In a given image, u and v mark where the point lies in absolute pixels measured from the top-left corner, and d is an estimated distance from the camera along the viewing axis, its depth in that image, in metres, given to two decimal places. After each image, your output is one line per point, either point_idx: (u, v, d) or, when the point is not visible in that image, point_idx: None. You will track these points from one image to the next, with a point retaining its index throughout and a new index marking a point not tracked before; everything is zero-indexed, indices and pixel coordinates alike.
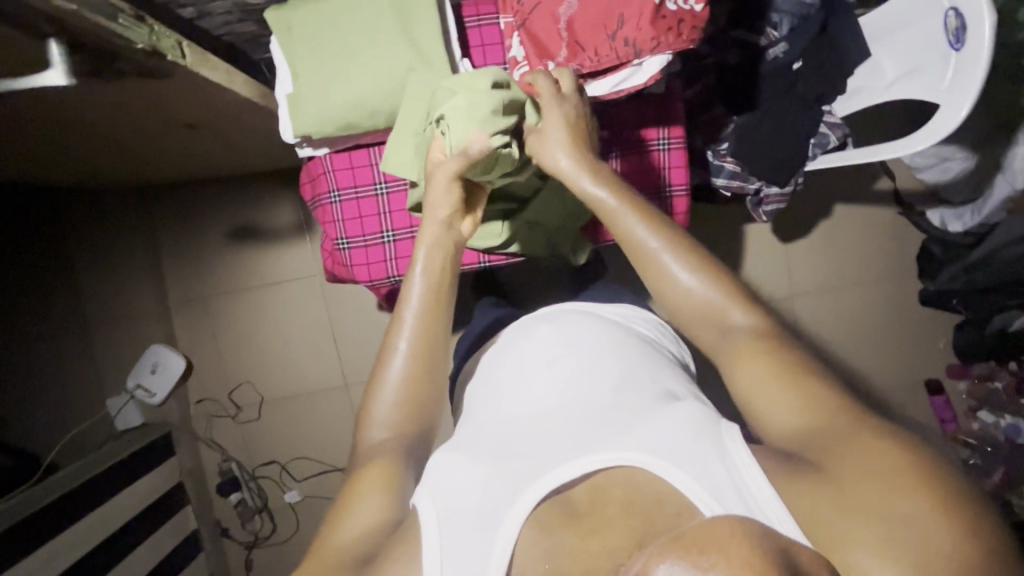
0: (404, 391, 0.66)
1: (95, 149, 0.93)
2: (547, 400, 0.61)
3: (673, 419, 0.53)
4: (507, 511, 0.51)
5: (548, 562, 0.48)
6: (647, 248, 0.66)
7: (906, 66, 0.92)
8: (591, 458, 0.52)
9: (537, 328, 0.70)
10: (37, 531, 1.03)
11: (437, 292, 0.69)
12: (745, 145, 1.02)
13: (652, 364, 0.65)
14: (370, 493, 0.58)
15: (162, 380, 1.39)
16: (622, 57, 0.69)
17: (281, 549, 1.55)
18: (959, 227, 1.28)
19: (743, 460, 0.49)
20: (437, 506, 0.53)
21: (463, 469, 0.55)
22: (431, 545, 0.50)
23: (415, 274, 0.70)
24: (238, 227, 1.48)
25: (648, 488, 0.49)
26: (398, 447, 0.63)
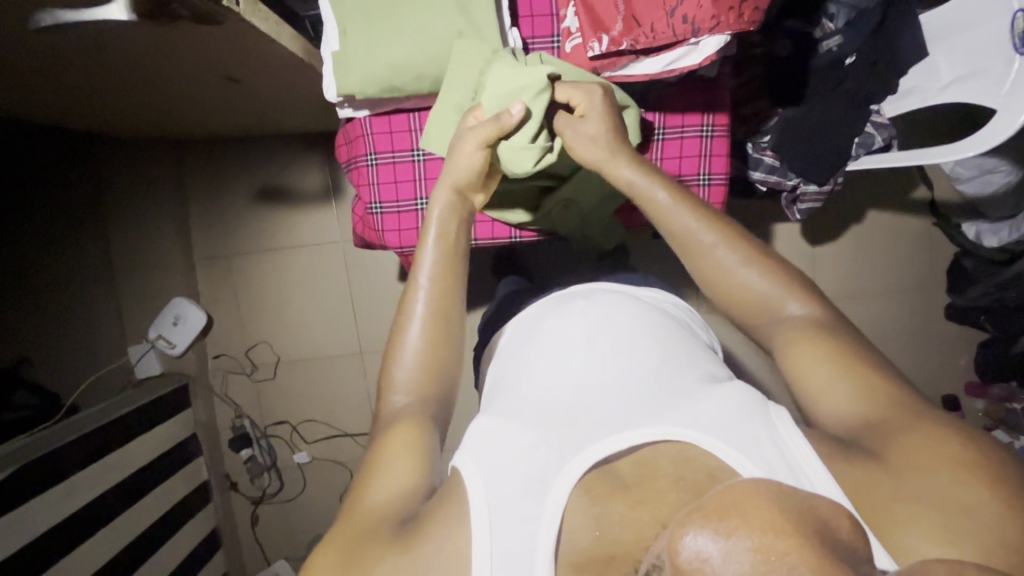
0: (426, 356, 0.67)
1: (137, 96, 0.94)
2: (586, 371, 0.61)
3: (721, 401, 0.54)
4: (556, 477, 0.51)
5: (598, 528, 0.49)
6: (694, 236, 0.67)
7: (965, 69, 0.90)
8: (639, 433, 0.53)
9: (573, 303, 0.70)
10: (57, 467, 1.06)
11: (454, 257, 0.70)
12: (788, 139, 1.00)
13: (689, 346, 0.65)
14: (397, 455, 0.59)
15: (184, 331, 1.44)
16: (678, 35, 0.68)
17: (287, 506, 1.59)
18: (995, 242, 1.25)
19: (794, 439, 0.51)
20: (483, 470, 0.53)
21: (506, 433, 0.56)
22: (478, 504, 0.51)
23: (426, 246, 0.70)
24: (266, 187, 1.49)
25: (700, 463, 0.50)
26: (421, 411, 0.64)
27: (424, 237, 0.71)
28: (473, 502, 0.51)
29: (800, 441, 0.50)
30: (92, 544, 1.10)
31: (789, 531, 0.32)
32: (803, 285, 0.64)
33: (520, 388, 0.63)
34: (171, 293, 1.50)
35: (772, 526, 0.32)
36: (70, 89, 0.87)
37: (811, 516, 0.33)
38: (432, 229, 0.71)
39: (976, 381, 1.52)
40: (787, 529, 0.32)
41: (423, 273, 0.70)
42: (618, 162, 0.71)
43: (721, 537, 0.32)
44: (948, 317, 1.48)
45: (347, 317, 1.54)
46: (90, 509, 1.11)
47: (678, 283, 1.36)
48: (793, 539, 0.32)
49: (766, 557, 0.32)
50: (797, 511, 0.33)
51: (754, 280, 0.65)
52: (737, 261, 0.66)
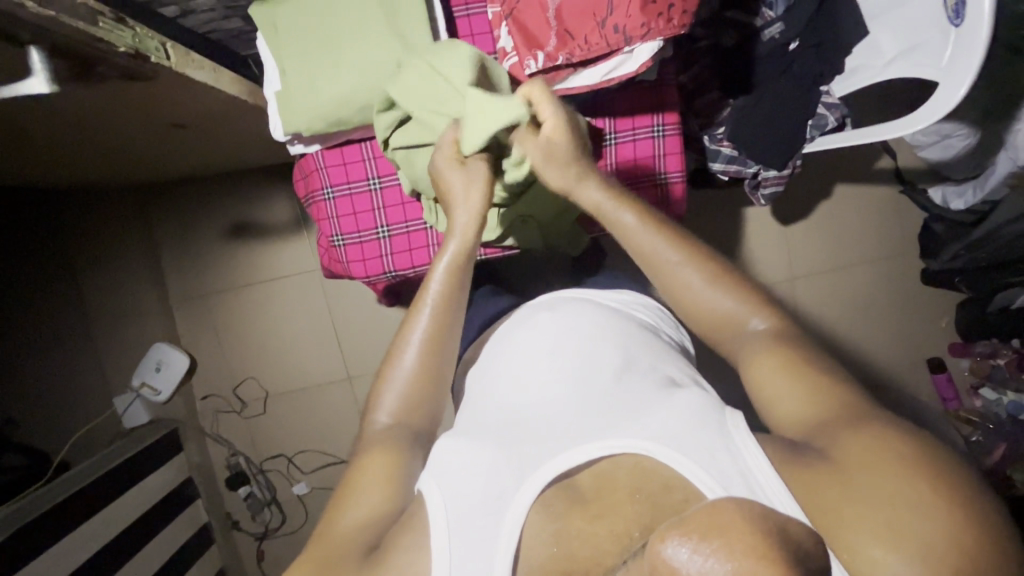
0: (413, 380, 0.67)
1: (88, 151, 0.93)
2: (549, 385, 0.62)
3: (678, 409, 0.55)
4: (514, 495, 0.52)
5: (556, 544, 0.50)
6: (663, 257, 0.69)
7: (905, 43, 0.91)
8: (598, 446, 0.53)
9: (538, 316, 0.71)
10: (49, 530, 1.04)
11: (458, 284, 0.70)
12: (743, 129, 1.00)
13: (654, 351, 0.66)
14: (370, 485, 0.59)
15: (165, 380, 1.41)
16: (612, 45, 0.69)
17: (292, 539, 1.58)
18: (961, 204, 1.28)
19: (746, 444, 0.52)
20: (444, 493, 0.54)
21: (469, 453, 0.57)
22: (439, 527, 0.52)
23: (437, 270, 0.70)
24: (235, 223, 1.48)
25: (656, 473, 0.51)
26: (400, 435, 0.64)
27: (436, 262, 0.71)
28: (433, 522, 0.52)
29: (752, 448, 0.51)
30: None
31: (769, 555, 0.33)
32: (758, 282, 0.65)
33: (486, 407, 0.64)
34: (152, 339, 1.49)
35: (747, 550, 0.33)
36: (19, 152, 0.86)
37: (760, 526, 0.34)
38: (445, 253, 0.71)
39: (959, 341, 1.54)
40: (761, 550, 0.33)
41: (429, 298, 0.70)
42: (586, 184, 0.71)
43: (700, 555, 0.33)
44: (923, 279, 1.48)
45: (331, 345, 1.53)
46: (91, 566, 1.10)
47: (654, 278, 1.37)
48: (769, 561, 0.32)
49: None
50: (745, 519, 0.34)
51: None
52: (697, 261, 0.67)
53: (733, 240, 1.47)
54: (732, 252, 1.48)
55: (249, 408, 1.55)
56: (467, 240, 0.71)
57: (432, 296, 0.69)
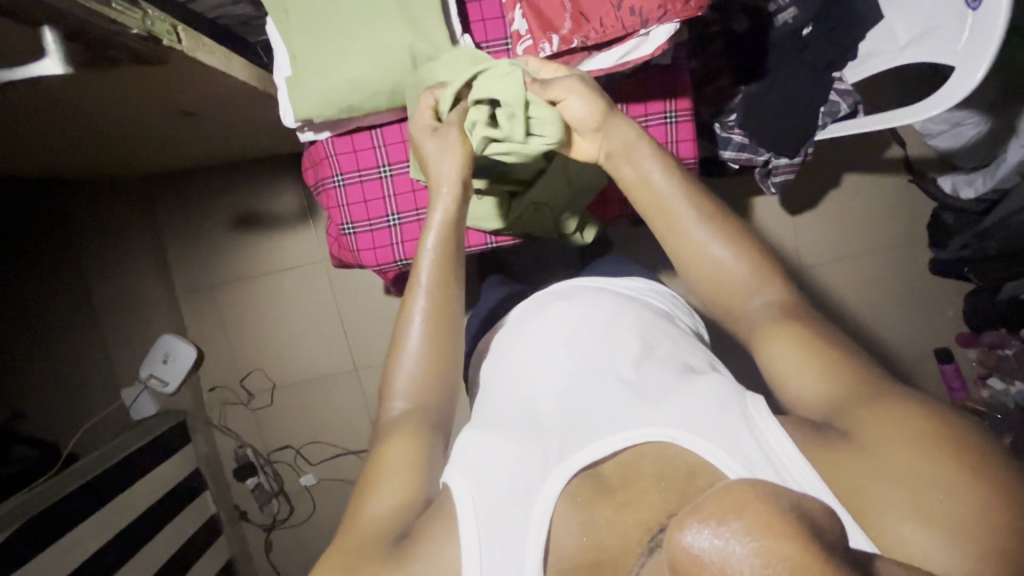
0: (422, 366, 0.67)
1: (96, 139, 0.92)
2: (568, 374, 0.62)
3: (699, 395, 0.55)
4: (541, 486, 0.52)
5: (585, 534, 0.50)
6: (682, 227, 0.68)
7: (919, 28, 0.91)
8: (622, 436, 0.53)
9: (554, 305, 0.71)
10: (60, 519, 1.05)
11: (449, 267, 0.71)
12: (753, 116, 1.00)
13: (672, 338, 0.66)
14: (398, 471, 0.59)
15: (174, 370, 1.41)
16: (628, 27, 0.69)
17: (300, 530, 1.59)
18: (971, 192, 1.27)
19: (769, 428, 0.52)
20: (470, 485, 0.54)
21: (491, 445, 0.57)
22: (466, 521, 0.51)
23: (425, 255, 0.70)
24: (241, 215, 1.48)
25: (681, 460, 0.51)
26: (419, 422, 0.64)
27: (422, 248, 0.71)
28: (461, 514, 0.52)
29: (776, 432, 0.51)
30: None
31: (786, 531, 0.32)
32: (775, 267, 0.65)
33: (505, 396, 0.64)
34: (159, 331, 1.49)
35: (770, 529, 0.32)
36: (28, 141, 0.86)
37: (789, 509, 0.33)
38: (427, 240, 0.71)
39: (967, 331, 1.54)
40: (784, 530, 0.32)
41: (420, 288, 0.70)
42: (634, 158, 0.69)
43: (722, 537, 0.32)
44: (932, 270, 1.46)
45: (337, 336, 1.53)
46: (102, 555, 1.11)
47: (662, 268, 1.37)
48: (795, 544, 0.32)
49: (767, 562, 0.31)
50: (775, 501, 0.34)
51: (721, 256, 0.66)
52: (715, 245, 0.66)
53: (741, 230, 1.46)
54: None
55: (256, 399, 1.55)
56: (447, 227, 0.71)
57: (424, 284, 0.70)
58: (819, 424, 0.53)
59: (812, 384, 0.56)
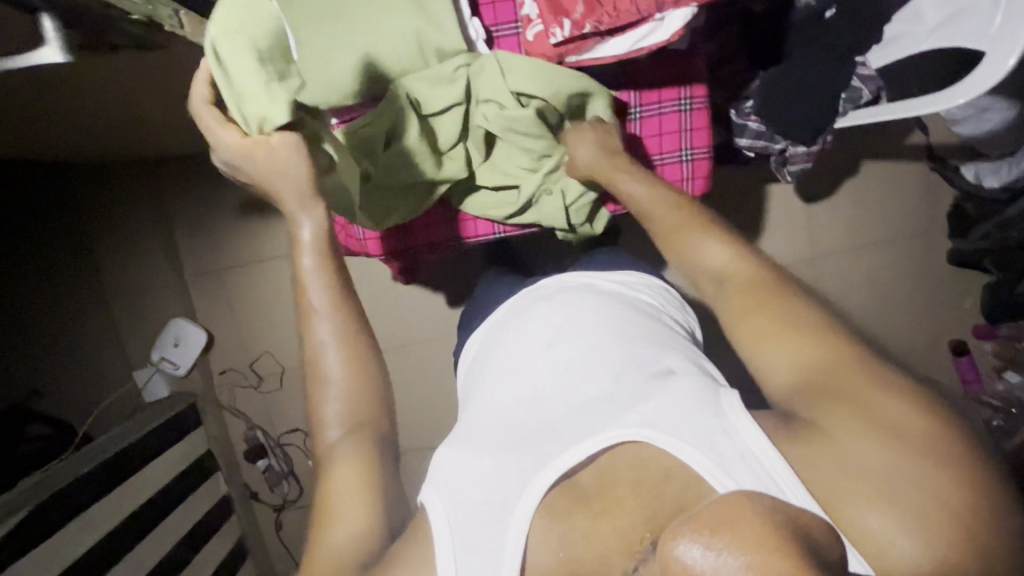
0: (346, 382, 0.64)
1: (100, 124, 0.91)
2: (547, 385, 0.63)
3: (675, 394, 0.54)
4: (517, 500, 0.53)
5: (562, 549, 0.51)
6: (656, 210, 0.73)
7: (947, 11, 0.88)
8: (595, 441, 0.53)
9: (537, 308, 0.72)
10: (73, 500, 1.07)
11: (333, 268, 0.66)
12: (772, 103, 0.96)
13: (649, 335, 0.65)
14: (346, 503, 0.57)
15: (185, 352, 1.47)
16: (644, 11, 0.69)
17: (309, 510, 1.62)
18: (995, 182, 1.23)
19: (744, 425, 0.51)
20: (446, 499, 0.54)
21: (468, 459, 0.57)
22: (442, 536, 0.52)
23: (308, 260, 0.66)
24: (245, 200, 1.47)
25: (655, 462, 0.51)
26: (359, 443, 0.61)
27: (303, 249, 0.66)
28: (436, 533, 0.53)
29: (753, 431, 0.51)
30: (121, 569, 1.12)
31: (777, 544, 0.33)
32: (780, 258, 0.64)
33: (483, 407, 0.65)
34: (167, 315, 1.49)
35: (764, 545, 0.32)
36: (30, 126, 0.85)
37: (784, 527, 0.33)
38: (306, 246, 0.66)
39: (984, 323, 1.51)
40: (778, 545, 0.33)
41: (313, 294, 0.65)
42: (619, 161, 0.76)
43: (714, 551, 0.33)
44: (952, 262, 1.45)
45: None
46: (117, 534, 1.14)
47: None
48: (788, 558, 0.32)
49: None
50: (769, 511, 0.35)
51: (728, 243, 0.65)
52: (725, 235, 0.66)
53: (754, 218, 1.43)
54: (753, 229, 1.44)
55: (265, 383, 1.57)
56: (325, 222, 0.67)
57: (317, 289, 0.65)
58: None
59: (799, 377, 0.55)
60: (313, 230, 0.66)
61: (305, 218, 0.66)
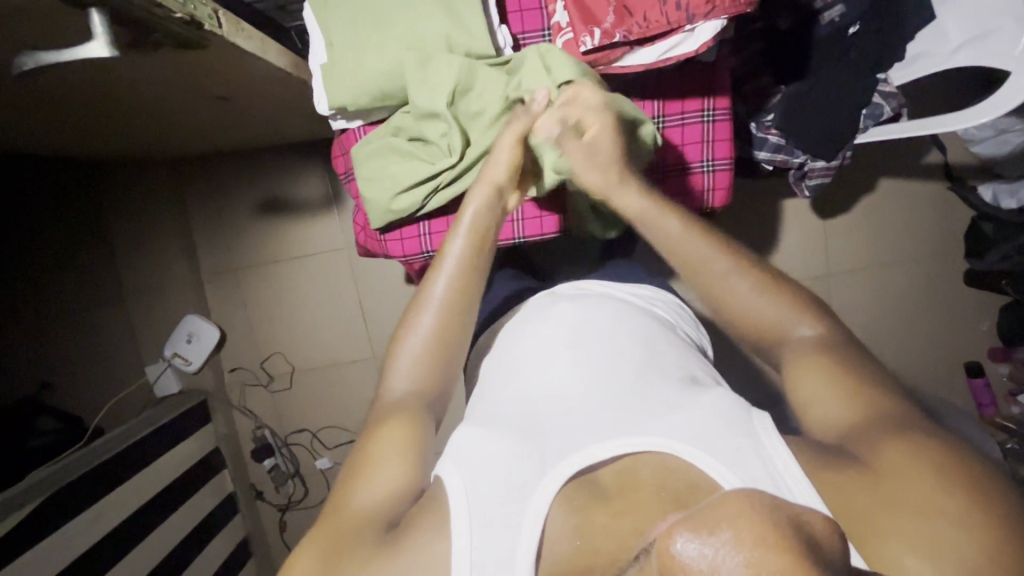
0: (431, 343, 0.68)
1: (131, 120, 0.93)
2: (569, 376, 0.63)
3: (705, 408, 0.55)
4: (536, 486, 0.53)
5: (578, 538, 0.50)
6: (721, 247, 0.69)
7: (974, 29, 0.88)
8: (621, 443, 0.54)
9: (559, 306, 0.72)
10: (82, 492, 1.07)
11: (481, 250, 0.72)
12: (794, 117, 0.96)
13: (673, 349, 0.66)
14: (395, 455, 0.59)
15: (198, 349, 1.45)
16: (673, 22, 0.70)
17: (313, 511, 1.62)
18: (1012, 204, 1.22)
19: (777, 449, 0.51)
20: (465, 477, 0.54)
21: (490, 439, 0.57)
22: (458, 515, 0.52)
23: (457, 236, 0.71)
24: (265, 200, 1.48)
25: (682, 472, 0.51)
26: (417, 405, 0.65)
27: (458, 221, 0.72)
28: (452, 508, 0.52)
29: (783, 452, 0.51)
30: (127, 563, 1.12)
31: (782, 546, 0.31)
32: None
33: (501, 396, 0.65)
34: (182, 312, 1.51)
35: (764, 542, 0.31)
36: (63, 120, 0.87)
37: (804, 531, 0.33)
38: (463, 221, 0.72)
39: (999, 345, 1.49)
40: (779, 544, 0.31)
41: (445, 263, 0.71)
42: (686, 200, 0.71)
43: (711, 548, 0.32)
44: (968, 281, 1.43)
45: (356, 324, 1.54)
46: (124, 528, 1.14)
47: None
48: (788, 556, 0.31)
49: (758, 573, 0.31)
50: (770, 508, 0.33)
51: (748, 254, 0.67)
52: None
53: (769, 232, 1.43)
54: (767, 243, 1.44)
55: (275, 382, 1.57)
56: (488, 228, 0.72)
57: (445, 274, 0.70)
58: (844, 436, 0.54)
59: (824, 402, 0.55)
60: (473, 215, 0.72)
61: (472, 196, 0.73)
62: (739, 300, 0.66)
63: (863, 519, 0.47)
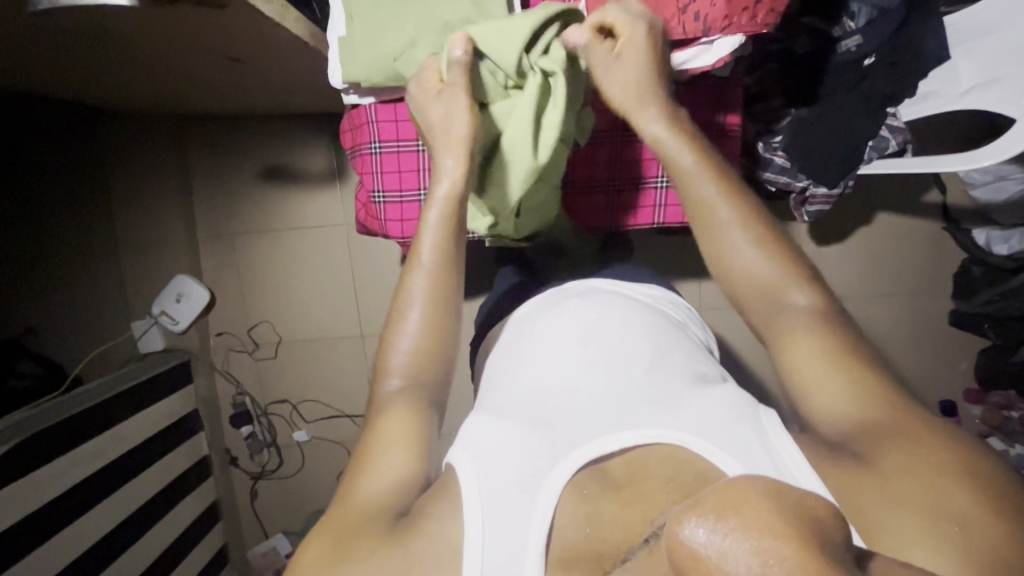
0: (422, 337, 0.69)
1: (141, 71, 0.92)
2: (580, 370, 0.65)
3: (714, 404, 0.58)
4: (548, 475, 0.55)
5: (588, 526, 0.52)
6: (715, 214, 0.68)
7: (985, 74, 0.90)
8: (631, 436, 0.57)
9: (568, 302, 0.74)
10: (55, 439, 1.06)
11: (452, 232, 0.71)
12: (801, 141, 0.98)
13: (681, 344, 0.69)
14: (394, 445, 0.61)
15: (185, 309, 1.42)
16: (690, 33, 0.71)
17: (285, 482, 1.62)
18: (1004, 249, 1.24)
19: (784, 442, 0.54)
20: (477, 467, 0.56)
21: (500, 430, 0.59)
22: (471, 503, 0.54)
23: (430, 220, 0.71)
24: (269, 167, 1.47)
25: (688, 463, 0.54)
26: (416, 394, 0.66)
27: (427, 215, 0.72)
28: (467, 499, 0.54)
29: (789, 446, 0.54)
30: (94, 514, 1.12)
31: (793, 536, 0.31)
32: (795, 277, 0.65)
33: (513, 387, 0.66)
34: (173, 271, 1.50)
35: (770, 528, 0.32)
36: (73, 66, 0.86)
37: (808, 515, 0.33)
38: (434, 203, 0.71)
39: (975, 388, 1.52)
40: (785, 531, 0.32)
41: (424, 253, 0.71)
42: (683, 154, 0.69)
43: (718, 535, 0.32)
44: (953, 323, 1.44)
45: (347, 300, 1.54)
46: (95, 478, 1.14)
47: (679, 281, 1.36)
48: (792, 542, 0.31)
49: (765, 562, 0.31)
50: (780, 498, 0.34)
51: (748, 264, 0.66)
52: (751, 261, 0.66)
53: None
54: None
55: (261, 350, 1.57)
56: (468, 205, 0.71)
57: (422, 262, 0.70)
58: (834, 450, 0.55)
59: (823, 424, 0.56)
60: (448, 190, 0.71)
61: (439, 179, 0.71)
62: (736, 257, 0.67)
63: (862, 515, 0.49)
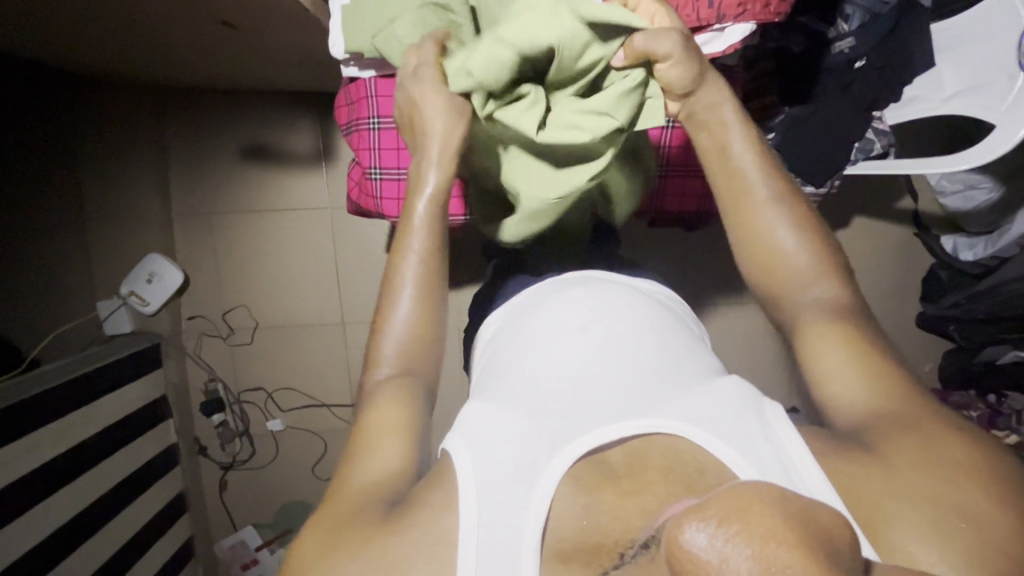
0: (411, 333, 0.70)
1: (121, 30, 0.87)
2: (580, 360, 0.64)
3: (718, 394, 0.58)
4: (545, 466, 0.54)
5: (584, 518, 0.51)
6: (757, 195, 0.71)
7: (969, 81, 0.93)
8: (631, 424, 0.56)
9: (570, 291, 0.73)
10: (19, 417, 1.00)
11: (439, 233, 0.73)
12: (792, 138, 0.99)
13: (681, 338, 0.69)
14: (383, 437, 0.61)
15: (157, 290, 1.38)
16: (705, 19, 0.72)
17: (257, 473, 1.57)
18: (971, 256, 1.30)
19: (788, 438, 0.55)
20: (474, 456, 0.55)
21: (498, 420, 0.58)
22: (467, 496, 0.52)
23: (417, 213, 0.73)
24: (250, 146, 1.42)
25: (691, 455, 0.54)
26: (405, 384, 0.67)
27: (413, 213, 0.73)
28: (461, 489, 0.53)
29: (796, 443, 0.54)
30: (55, 501, 1.06)
31: (796, 542, 0.32)
32: (788, 262, 0.68)
33: (512, 376, 0.65)
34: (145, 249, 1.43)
35: (774, 536, 0.32)
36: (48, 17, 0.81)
37: (810, 515, 0.34)
38: (423, 199, 0.73)
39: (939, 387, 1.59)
40: (790, 538, 0.32)
41: (413, 250, 0.72)
42: (733, 137, 0.72)
43: (720, 540, 0.33)
44: (920, 325, 1.50)
45: (329, 286, 1.50)
46: (57, 464, 1.07)
47: (665, 274, 1.38)
48: (798, 550, 0.32)
49: (767, 568, 0.32)
50: (780, 498, 0.34)
51: (774, 249, 0.70)
52: (787, 240, 0.69)
53: None
54: None
55: (236, 336, 1.51)
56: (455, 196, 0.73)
57: (415, 259, 0.71)
58: (833, 441, 0.56)
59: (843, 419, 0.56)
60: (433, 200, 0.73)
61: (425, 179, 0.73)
62: (780, 251, 0.69)
63: (878, 511, 0.50)
